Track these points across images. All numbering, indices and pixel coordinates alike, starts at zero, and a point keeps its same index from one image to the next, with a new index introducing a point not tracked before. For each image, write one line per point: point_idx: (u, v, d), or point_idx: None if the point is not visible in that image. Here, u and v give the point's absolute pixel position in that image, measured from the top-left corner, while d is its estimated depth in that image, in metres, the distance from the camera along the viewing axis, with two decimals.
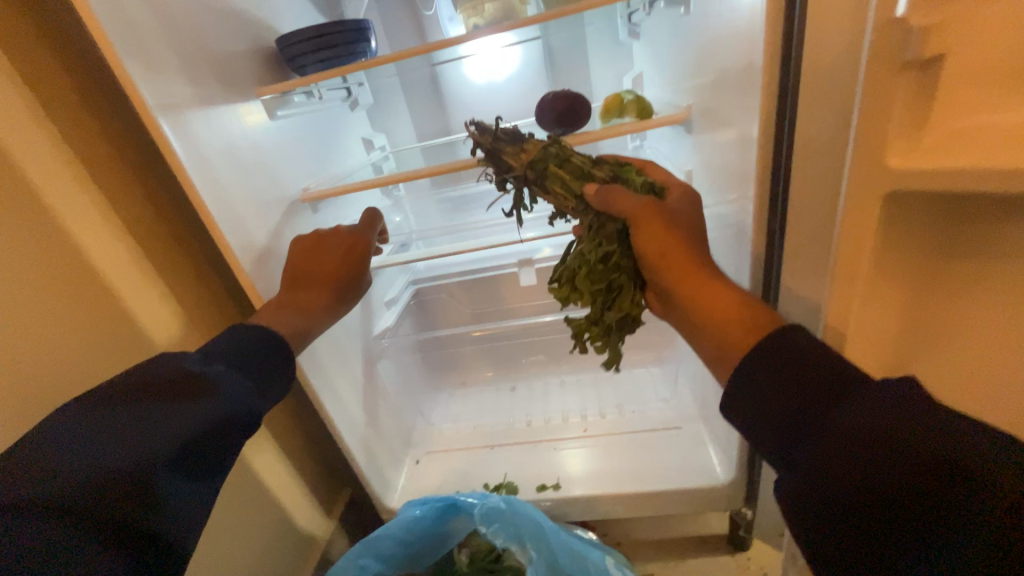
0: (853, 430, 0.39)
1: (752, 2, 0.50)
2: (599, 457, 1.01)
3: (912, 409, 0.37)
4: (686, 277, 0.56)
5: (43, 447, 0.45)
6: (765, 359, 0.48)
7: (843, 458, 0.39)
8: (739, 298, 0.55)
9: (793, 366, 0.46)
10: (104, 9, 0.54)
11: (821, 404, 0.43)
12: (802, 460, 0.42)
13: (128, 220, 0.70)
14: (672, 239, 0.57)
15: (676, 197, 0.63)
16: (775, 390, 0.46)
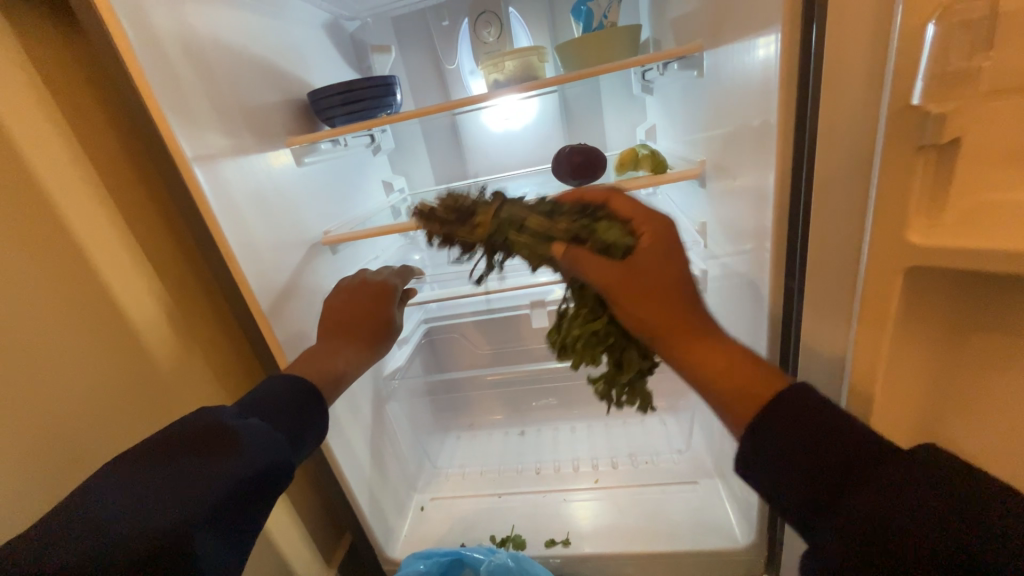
0: (897, 493, 0.39)
1: (764, 76, 0.52)
2: (609, 511, 0.97)
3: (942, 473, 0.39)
4: (673, 341, 0.53)
5: (87, 508, 0.44)
6: (773, 424, 0.46)
7: (885, 521, 0.39)
8: (730, 352, 0.51)
9: (814, 434, 0.44)
10: (154, 73, 0.59)
11: (860, 466, 0.42)
12: (839, 533, 0.41)
13: (155, 261, 0.73)
14: (652, 305, 0.53)
15: (649, 239, 0.54)
16: (799, 446, 0.44)
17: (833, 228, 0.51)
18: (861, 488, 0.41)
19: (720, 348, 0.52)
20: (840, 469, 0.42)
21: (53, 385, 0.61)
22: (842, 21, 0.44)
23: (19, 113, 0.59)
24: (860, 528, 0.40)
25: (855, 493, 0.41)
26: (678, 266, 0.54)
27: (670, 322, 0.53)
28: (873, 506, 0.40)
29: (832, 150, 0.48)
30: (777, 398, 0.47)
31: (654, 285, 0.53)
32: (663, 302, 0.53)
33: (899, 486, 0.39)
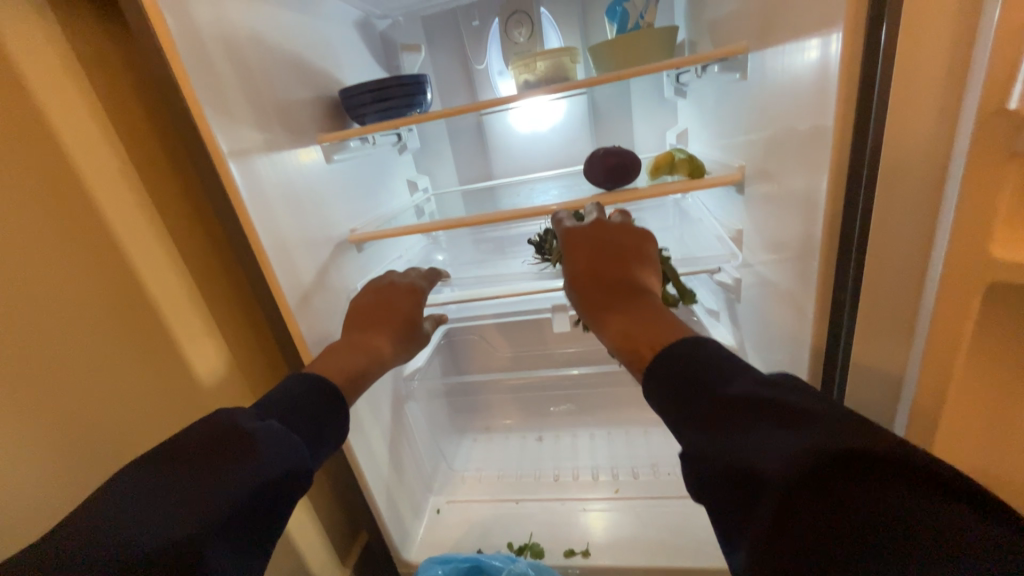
0: (781, 413, 0.38)
1: (819, 78, 0.50)
2: (628, 524, 0.95)
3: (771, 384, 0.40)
4: (599, 318, 0.54)
5: (107, 517, 0.43)
6: (665, 361, 0.45)
7: (738, 439, 0.38)
8: (656, 317, 0.50)
9: (679, 364, 0.44)
10: (194, 66, 0.59)
11: (750, 389, 0.40)
12: (690, 441, 0.41)
13: (187, 255, 0.74)
14: (582, 295, 0.56)
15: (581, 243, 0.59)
16: (670, 377, 0.44)
17: (893, 239, 0.49)
18: (744, 405, 0.39)
19: (639, 315, 0.51)
20: (728, 392, 0.40)
21: (78, 378, 0.62)
22: (914, 21, 0.41)
23: (61, 106, 0.59)
24: (700, 432, 0.40)
25: (712, 413, 0.40)
26: (601, 259, 0.57)
27: (593, 305, 0.55)
28: (753, 424, 0.38)
29: (898, 159, 0.46)
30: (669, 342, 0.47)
31: (582, 278, 0.57)
32: (588, 291, 0.56)
33: (779, 406, 0.38)
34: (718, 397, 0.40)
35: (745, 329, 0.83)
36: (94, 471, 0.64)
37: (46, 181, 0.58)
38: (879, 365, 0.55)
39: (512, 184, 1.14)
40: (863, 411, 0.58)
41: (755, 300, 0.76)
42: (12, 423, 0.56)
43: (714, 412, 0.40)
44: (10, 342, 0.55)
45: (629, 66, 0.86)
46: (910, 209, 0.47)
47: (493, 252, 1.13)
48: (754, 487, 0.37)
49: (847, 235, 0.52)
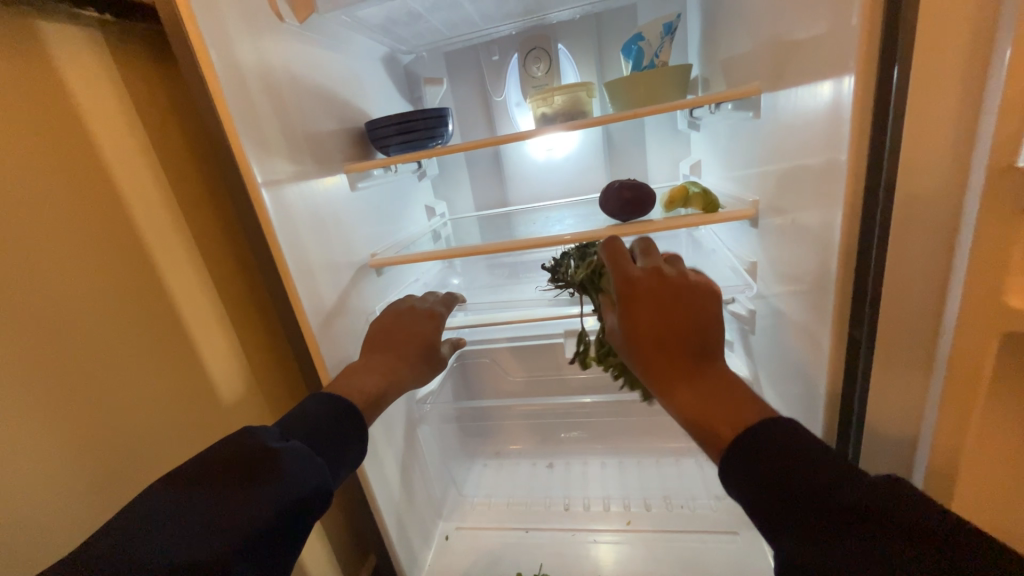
0: (877, 530, 0.38)
1: (830, 121, 0.52)
2: (637, 558, 0.95)
3: (893, 494, 0.39)
4: (671, 380, 0.51)
5: (137, 532, 0.44)
6: (751, 459, 0.44)
7: (866, 555, 0.38)
8: (734, 390, 0.50)
9: (788, 459, 0.43)
10: (235, 103, 0.63)
11: (844, 504, 0.40)
12: (802, 543, 0.41)
13: (214, 275, 0.78)
14: (654, 350, 0.53)
15: (654, 288, 0.55)
16: (777, 472, 0.43)
17: (910, 277, 0.49)
18: (836, 519, 0.40)
19: (718, 385, 0.50)
20: (822, 505, 0.40)
21: (108, 395, 0.64)
22: (925, 71, 0.43)
23: (110, 139, 0.65)
24: (819, 537, 0.40)
25: (836, 521, 0.39)
26: (682, 314, 0.53)
27: (665, 363, 0.52)
28: (849, 542, 0.39)
29: (911, 203, 0.47)
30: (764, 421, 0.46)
31: (655, 332, 0.53)
32: (664, 350, 0.52)
33: (875, 520, 0.38)
34: (840, 505, 0.40)
35: (758, 359, 0.83)
36: (117, 488, 0.65)
37: (94, 208, 0.63)
38: (895, 405, 0.55)
39: (527, 212, 1.16)
40: (883, 449, 0.58)
41: (770, 332, 0.76)
42: (44, 439, 0.58)
43: (806, 524, 0.41)
44: (54, 359, 0.58)
45: (644, 102, 0.88)
46: (925, 253, 0.48)
47: (506, 277, 1.15)
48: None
49: (863, 272, 0.52)
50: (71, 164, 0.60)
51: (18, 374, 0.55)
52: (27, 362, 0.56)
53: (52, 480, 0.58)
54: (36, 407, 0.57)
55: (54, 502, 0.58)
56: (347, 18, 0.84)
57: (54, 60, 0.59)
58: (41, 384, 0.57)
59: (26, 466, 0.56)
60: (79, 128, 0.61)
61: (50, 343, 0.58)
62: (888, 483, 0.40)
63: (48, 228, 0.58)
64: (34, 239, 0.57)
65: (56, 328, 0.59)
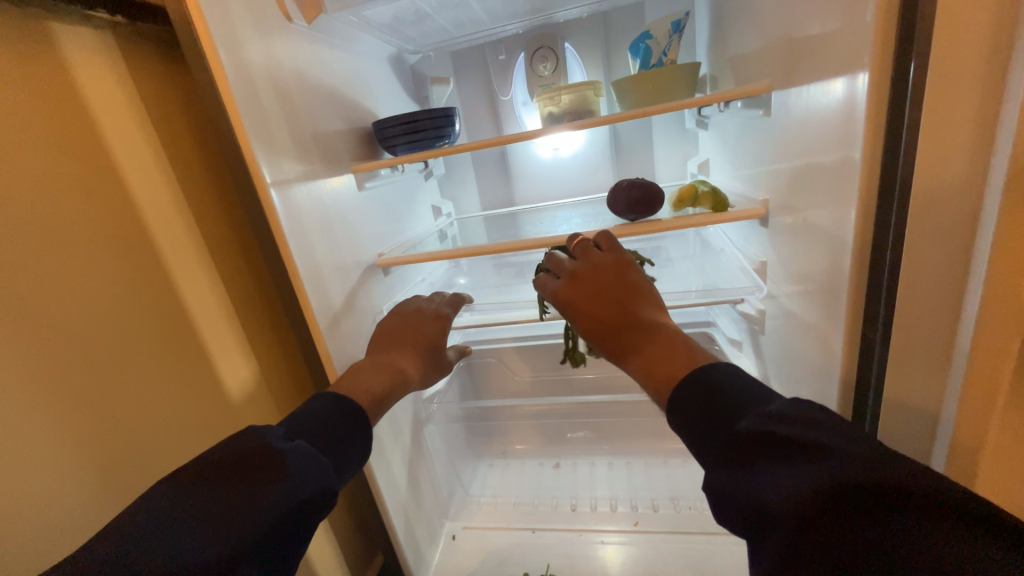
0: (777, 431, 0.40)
1: (844, 118, 0.51)
2: (644, 559, 0.94)
3: (805, 413, 0.41)
4: (613, 351, 0.57)
5: (146, 529, 0.44)
6: (688, 393, 0.47)
7: (768, 458, 0.39)
8: (673, 346, 0.53)
9: (713, 390, 0.46)
10: (244, 102, 0.63)
11: (758, 422, 0.41)
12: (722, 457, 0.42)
13: (223, 274, 0.79)
14: (591, 328, 0.58)
15: (578, 278, 0.61)
16: (705, 400, 0.46)
17: (927, 276, 0.48)
18: (758, 441, 0.40)
19: (655, 344, 0.53)
20: (738, 425, 0.42)
21: (119, 393, 0.65)
22: (944, 66, 0.42)
23: (122, 139, 0.65)
24: (730, 448, 0.42)
25: (745, 431, 0.41)
26: (606, 296, 0.58)
27: (603, 337, 0.57)
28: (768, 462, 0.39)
29: (928, 201, 0.46)
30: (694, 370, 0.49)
31: (587, 312, 0.58)
32: (599, 326, 0.57)
33: (796, 443, 0.39)
34: (751, 419, 0.42)
35: (768, 360, 0.82)
36: (127, 486, 0.65)
37: (104, 207, 0.63)
38: (910, 407, 0.54)
39: (534, 212, 1.16)
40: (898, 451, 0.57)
41: (779, 332, 0.75)
42: (56, 439, 0.58)
43: (732, 449, 0.42)
44: (65, 356, 0.59)
45: (651, 100, 0.88)
46: (943, 252, 0.47)
47: (513, 277, 1.15)
48: (767, 523, 0.38)
49: (878, 271, 0.51)
50: (82, 164, 0.61)
51: (30, 375, 0.56)
52: (40, 363, 0.56)
53: (63, 477, 0.59)
54: (48, 407, 0.57)
55: (65, 499, 0.59)
56: (355, 18, 0.84)
57: (67, 61, 0.59)
58: (52, 381, 0.58)
59: (36, 462, 0.56)
60: (89, 129, 0.62)
61: (61, 341, 0.59)
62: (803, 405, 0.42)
63: (59, 230, 0.59)
64: (46, 241, 0.57)
65: (67, 326, 0.59)
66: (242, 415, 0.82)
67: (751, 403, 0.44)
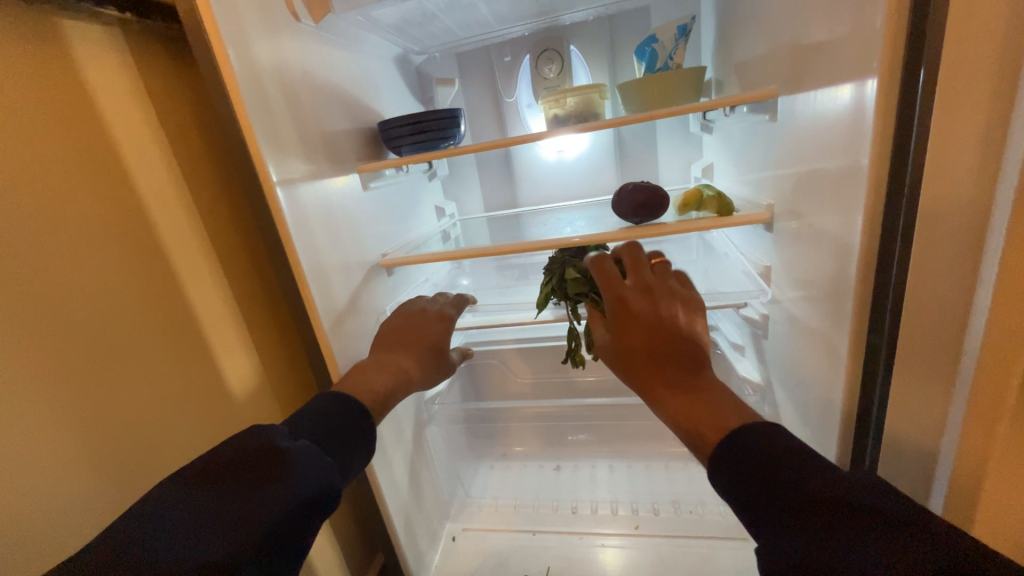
0: (844, 509, 0.40)
1: (851, 124, 0.51)
2: (645, 563, 0.94)
3: (864, 486, 0.41)
4: (657, 382, 0.55)
5: (150, 528, 0.44)
6: (737, 446, 0.47)
7: (835, 535, 0.39)
8: (726, 400, 0.52)
9: (768, 450, 0.45)
10: (251, 101, 0.63)
11: (822, 494, 0.41)
12: (781, 524, 0.42)
13: (228, 271, 0.79)
14: (646, 350, 0.56)
15: (645, 292, 0.59)
16: (760, 461, 0.45)
17: (934, 283, 0.48)
18: (826, 514, 0.40)
19: (705, 393, 0.53)
20: (800, 495, 0.42)
21: (122, 391, 0.64)
22: (953, 72, 0.42)
23: (129, 135, 0.65)
24: (794, 520, 0.41)
25: (810, 504, 0.41)
26: (670, 320, 0.57)
27: (653, 365, 0.55)
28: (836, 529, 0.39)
29: (936, 208, 0.46)
30: (753, 424, 0.49)
31: (648, 331, 0.56)
32: (654, 352, 0.55)
33: (865, 511, 0.39)
34: (813, 488, 0.42)
35: (770, 365, 0.82)
36: (130, 484, 0.65)
37: (110, 204, 0.63)
38: (915, 413, 0.54)
39: (537, 214, 1.16)
40: (902, 458, 0.57)
41: (782, 337, 0.75)
42: (58, 436, 0.58)
43: (793, 512, 0.42)
44: (68, 353, 0.59)
45: (657, 104, 0.88)
46: (952, 259, 0.47)
47: (516, 278, 1.15)
48: None
49: (884, 277, 0.51)
50: (89, 160, 0.61)
51: (33, 372, 0.55)
52: (42, 360, 0.56)
53: (65, 475, 0.58)
54: (51, 404, 0.57)
55: (66, 497, 0.58)
56: (362, 18, 0.84)
57: (75, 57, 0.59)
58: (54, 379, 0.57)
59: (39, 460, 0.56)
60: (97, 126, 0.62)
61: (64, 337, 0.58)
62: (860, 478, 0.42)
63: (63, 226, 0.58)
64: (50, 237, 0.57)
65: (70, 322, 0.59)
66: (244, 414, 0.82)
67: (811, 469, 0.43)
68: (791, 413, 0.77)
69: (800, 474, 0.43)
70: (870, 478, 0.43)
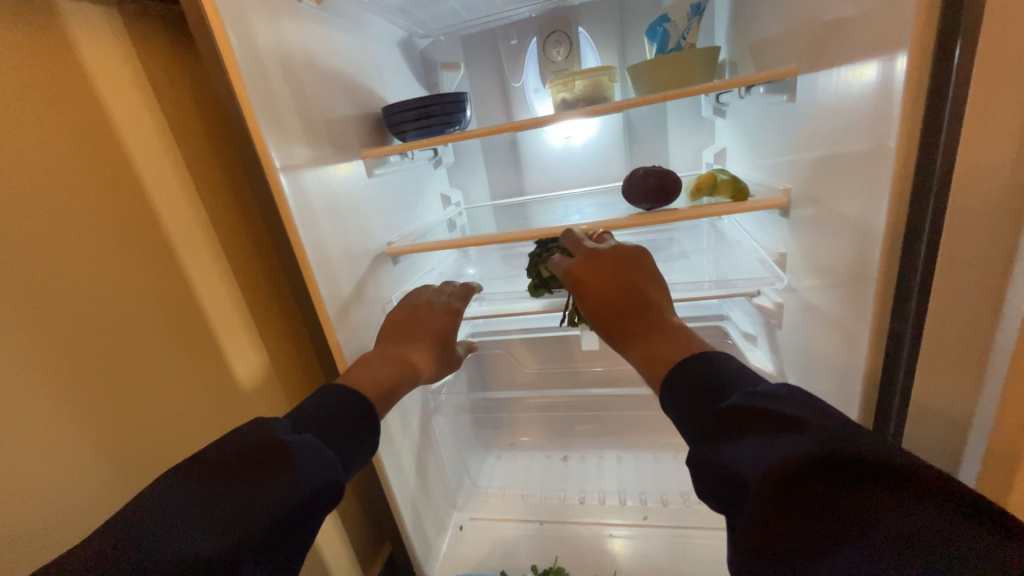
0: (758, 412, 0.41)
1: (878, 101, 0.49)
2: (653, 553, 0.94)
3: (789, 395, 0.43)
4: (617, 330, 0.60)
5: (148, 522, 0.43)
6: (678, 374, 0.50)
7: (749, 433, 0.41)
8: (681, 337, 0.55)
9: (705, 373, 0.48)
10: (252, 84, 0.61)
11: (741, 401, 0.43)
12: (707, 431, 0.44)
13: (232, 260, 0.78)
14: (600, 304, 0.61)
15: (592, 254, 0.64)
16: (696, 382, 0.48)
17: (965, 269, 0.46)
18: (742, 416, 0.42)
19: (661, 332, 0.56)
20: (722, 404, 0.44)
21: (125, 382, 0.64)
22: (994, 44, 0.39)
23: (128, 121, 0.64)
24: (715, 424, 0.44)
25: (731, 409, 0.43)
26: (622, 275, 0.62)
27: (609, 315, 0.60)
28: (751, 437, 0.41)
29: (968, 192, 0.43)
30: (696, 355, 0.51)
31: (599, 288, 0.61)
32: (608, 303, 0.60)
33: (780, 413, 0.41)
34: (736, 398, 0.43)
35: (784, 355, 0.80)
36: (133, 475, 0.65)
37: (108, 191, 0.62)
38: (939, 405, 0.52)
39: (544, 202, 1.14)
40: (924, 451, 0.55)
41: (798, 326, 0.73)
42: (60, 426, 0.58)
43: (716, 426, 0.43)
44: (68, 343, 0.58)
45: (669, 86, 0.85)
46: (985, 244, 0.44)
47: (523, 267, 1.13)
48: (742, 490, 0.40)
49: (910, 264, 0.49)
50: (87, 149, 0.60)
51: (34, 363, 0.55)
52: (44, 350, 0.56)
53: (66, 466, 0.58)
54: (53, 394, 0.57)
55: (67, 487, 0.58)
56: None
57: (72, 40, 0.58)
58: (52, 370, 0.57)
59: (39, 450, 0.56)
60: (95, 112, 0.61)
61: (63, 327, 0.58)
62: (788, 390, 0.44)
63: (63, 216, 0.58)
64: (48, 226, 0.56)
65: (69, 313, 0.58)
66: (250, 404, 0.81)
67: (741, 385, 0.45)
68: None
69: (728, 388, 0.46)
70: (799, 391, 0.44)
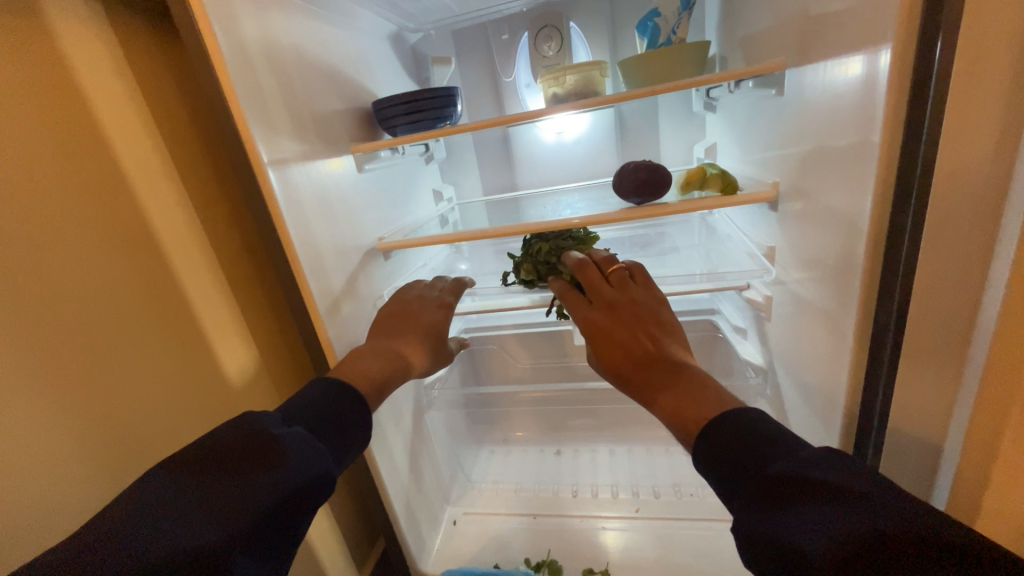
0: (811, 485, 0.40)
1: (863, 95, 0.49)
2: (646, 544, 0.95)
3: (834, 461, 0.42)
4: (642, 385, 0.58)
5: (136, 517, 0.43)
6: (717, 438, 0.48)
7: (804, 507, 0.40)
8: (710, 394, 0.53)
9: (744, 436, 0.47)
10: (239, 78, 0.61)
11: (790, 471, 0.42)
12: (755, 499, 0.43)
13: (221, 255, 0.78)
14: (622, 356, 0.60)
15: (610, 297, 0.65)
16: (737, 446, 0.47)
17: (946, 260, 0.47)
18: (793, 488, 0.41)
19: (686, 388, 0.55)
20: (770, 474, 0.43)
21: (111, 379, 0.63)
22: (975, 37, 0.40)
23: (113, 115, 0.63)
24: (763, 493, 0.43)
25: (780, 479, 0.42)
26: (641, 327, 0.61)
27: (633, 367, 0.59)
28: (802, 509, 0.40)
29: (951, 183, 0.44)
30: (725, 412, 0.50)
31: (620, 338, 0.61)
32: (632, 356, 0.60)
33: (834, 486, 0.40)
34: (784, 468, 0.43)
35: (773, 346, 0.81)
36: (122, 472, 0.65)
37: (93, 186, 0.61)
38: (922, 393, 0.53)
39: (535, 197, 1.14)
40: (907, 439, 0.56)
41: (786, 318, 0.74)
42: (46, 424, 0.57)
43: (765, 495, 0.43)
44: (53, 339, 0.57)
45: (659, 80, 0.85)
46: (967, 236, 0.45)
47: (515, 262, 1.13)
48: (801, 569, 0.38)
49: (893, 255, 0.50)
50: (70, 143, 0.59)
51: (16, 356, 0.54)
52: (27, 346, 0.55)
53: (52, 464, 0.58)
54: (36, 389, 0.56)
55: (54, 485, 0.58)
56: None
57: (54, 32, 0.57)
58: (36, 367, 0.56)
59: (24, 447, 0.55)
60: (80, 106, 0.60)
61: (48, 324, 0.57)
62: (832, 454, 0.43)
63: (45, 208, 0.57)
64: (31, 221, 0.55)
65: (53, 309, 0.57)
66: (241, 401, 0.81)
67: (781, 448, 0.45)
68: (794, 397, 0.76)
69: (770, 452, 0.45)
70: (844, 456, 0.43)
